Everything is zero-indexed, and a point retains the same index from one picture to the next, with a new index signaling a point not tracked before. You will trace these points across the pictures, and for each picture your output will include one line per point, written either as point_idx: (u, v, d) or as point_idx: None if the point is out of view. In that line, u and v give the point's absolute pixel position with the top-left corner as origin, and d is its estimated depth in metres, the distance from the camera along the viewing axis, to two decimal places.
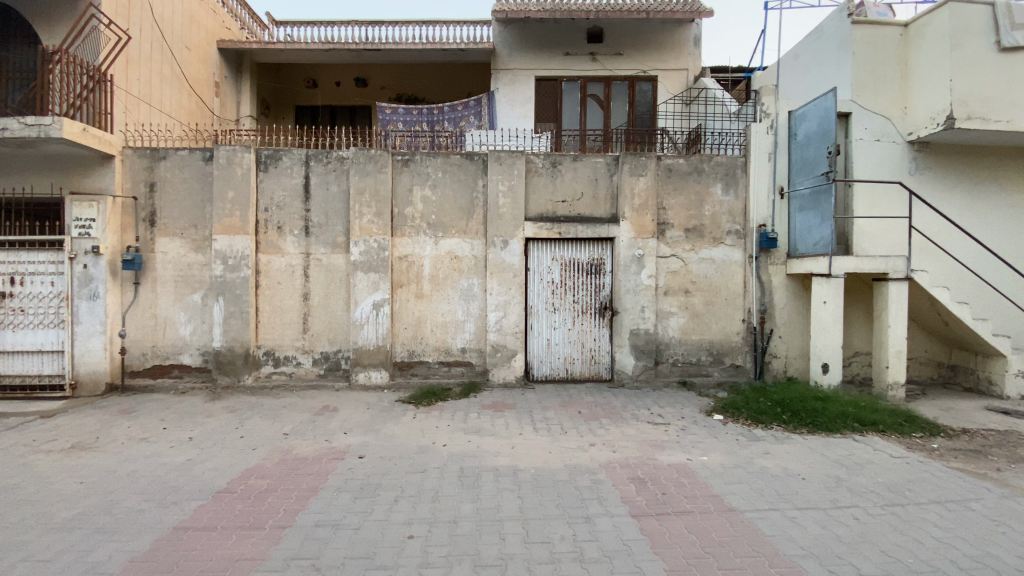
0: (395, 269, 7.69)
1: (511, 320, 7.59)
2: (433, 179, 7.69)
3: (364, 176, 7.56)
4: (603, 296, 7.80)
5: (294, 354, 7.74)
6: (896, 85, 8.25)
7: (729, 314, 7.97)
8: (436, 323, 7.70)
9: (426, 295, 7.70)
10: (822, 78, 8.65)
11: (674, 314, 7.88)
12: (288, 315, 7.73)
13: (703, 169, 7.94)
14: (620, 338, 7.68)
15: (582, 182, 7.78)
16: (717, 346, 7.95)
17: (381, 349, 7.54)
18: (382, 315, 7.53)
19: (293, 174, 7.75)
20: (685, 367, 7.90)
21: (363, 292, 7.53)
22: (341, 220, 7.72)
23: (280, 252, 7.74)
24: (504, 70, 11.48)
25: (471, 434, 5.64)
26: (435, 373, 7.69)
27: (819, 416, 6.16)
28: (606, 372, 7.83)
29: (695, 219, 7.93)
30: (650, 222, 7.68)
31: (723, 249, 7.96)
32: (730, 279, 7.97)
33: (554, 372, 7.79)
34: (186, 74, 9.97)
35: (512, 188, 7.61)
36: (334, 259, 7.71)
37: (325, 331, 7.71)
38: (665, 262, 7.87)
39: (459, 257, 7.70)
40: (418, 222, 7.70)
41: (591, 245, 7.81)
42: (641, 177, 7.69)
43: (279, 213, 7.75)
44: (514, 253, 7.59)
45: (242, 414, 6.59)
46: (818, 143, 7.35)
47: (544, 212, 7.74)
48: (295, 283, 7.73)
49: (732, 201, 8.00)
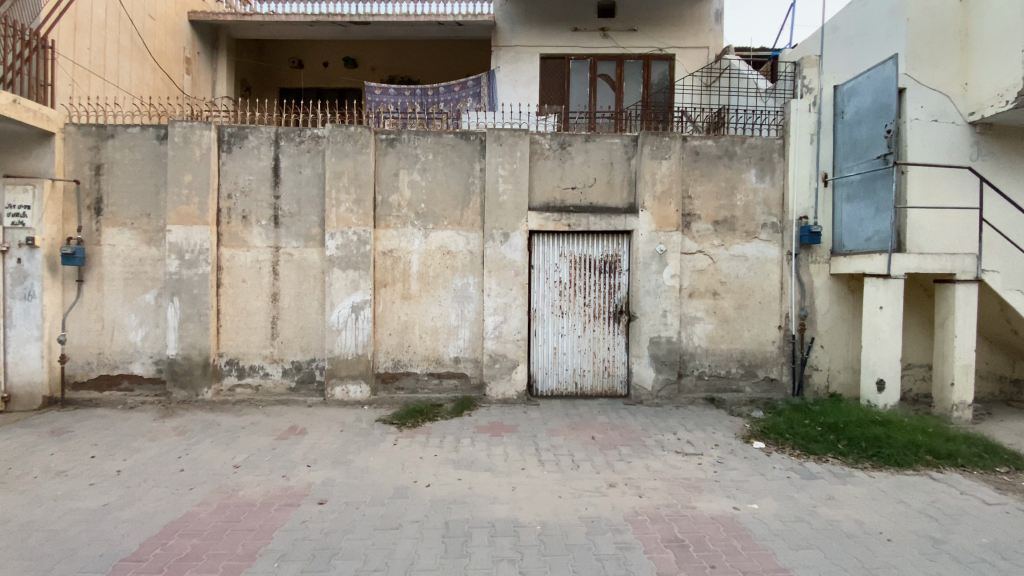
0: (377, 265, 6.62)
1: (512, 326, 6.52)
2: (422, 162, 6.62)
3: (343, 157, 6.51)
4: (619, 299, 6.74)
5: (261, 364, 6.68)
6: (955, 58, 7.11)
7: (763, 320, 6.91)
8: (425, 329, 6.64)
9: (414, 297, 6.65)
10: (868, 51, 7.55)
11: (700, 321, 6.81)
12: (255, 318, 6.69)
13: (734, 153, 6.87)
14: (639, 348, 6.59)
15: (594, 166, 6.71)
16: (749, 358, 6.90)
17: (361, 359, 6.48)
18: (363, 320, 6.48)
19: (260, 156, 6.69)
20: (712, 381, 6.84)
21: (341, 293, 6.48)
22: (315, 208, 6.65)
23: (245, 246, 6.69)
24: (506, 47, 10.40)
25: (462, 469, 4.61)
26: (424, 387, 6.63)
27: (883, 446, 5.11)
28: (621, 387, 6.78)
29: (724, 210, 6.86)
30: (673, 213, 6.61)
31: (757, 245, 6.89)
32: (764, 280, 6.90)
33: (562, 386, 6.73)
34: (149, 46, 8.89)
35: (514, 173, 6.54)
36: (307, 254, 6.65)
37: (297, 337, 6.66)
38: (690, 260, 6.78)
39: (452, 253, 6.64)
40: (405, 212, 6.63)
41: (605, 239, 6.74)
42: (664, 161, 6.62)
43: (244, 201, 6.69)
44: (516, 248, 6.52)
45: (192, 438, 5.56)
46: (873, 121, 6.29)
47: (550, 201, 6.67)
48: (262, 281, 6.68)
49: (768, 189, 6.92)
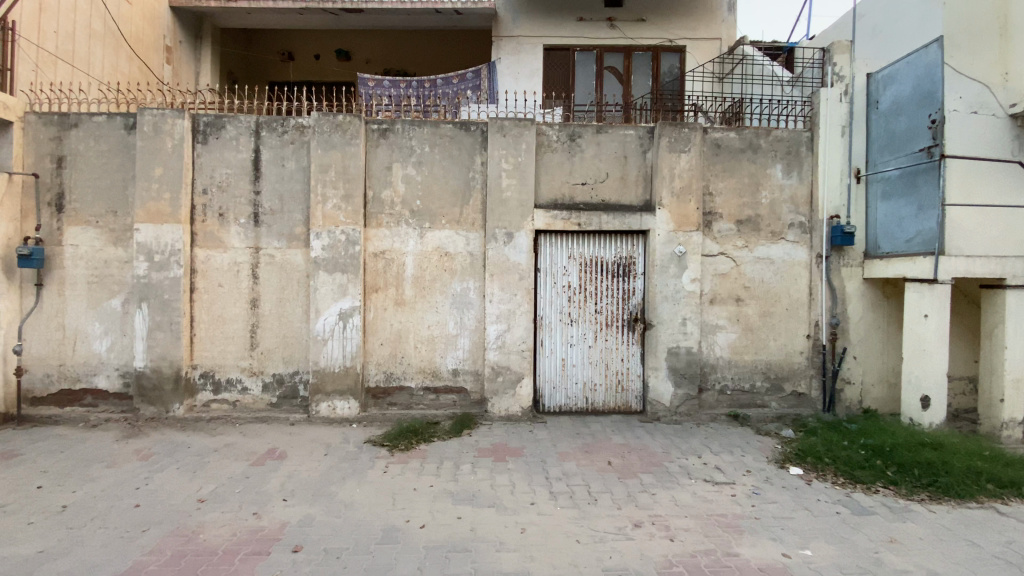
0: (367, 268, 5.99)
1: (516, 336, 5.90)
2: (418, 154, 6.01)
3: (330, 149, 5.89)
4: (633, 305, 6.14)
5: (238, 377, 6.05)
6: (1002, 31, 5.65)
7: (790, 329, 6.32)
8: (421, 339, 6.02)
9: (408, 303, 6.02)
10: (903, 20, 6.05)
11: (722, 329, 6.22)
12: (232, 326, 6.05)
13: (759, 146, 6.30)
14: (656, 359, 5.98)
15: (606, 160, 6.11)
16: (775, 370, 6.30)
17: (350, 372, 5.85)
18: (351, 329, 5.84)
19: (239, 148, 6.07)
20: (735, 396, 6.24)
21: (327, 299, 5.84)
22: (299, 205, 6.02)
23: (222, 247, 6.05)
24: (508, 37, 9.81)
25: (463, 504, 3.99)
26: (419, 403, 6.01)
27: (939, 474, 4.52)
28: (636, 403, 6.16)
29: (748, 208, 6.27)
30: (694, 212, 6.02)
31: (784, 247, 6.31)
32: (792, 285, 6.31)
33: (571, 401, 6.12)
34: (123, 32, 8.26)
35: (519, 167, 5.94)
36: (290, 256, 6.01)
37: (279, 348, 6.02)
38: (711, 263, 6.19)
39: (451, 254, 6.03)
40: (399, 209, 6.01)
41: (618, 240, 6.14)
42: (683, 155, 6.03)
43: (221, 197, 6.07)
44: (521, 249, 5.92)
45: (157, 464, 4.92)
46: (914, 112, 5.74)
47: (558, 199, 6.07)
48: (241, 286, 6.04)
49: (796, 186, 6.35)
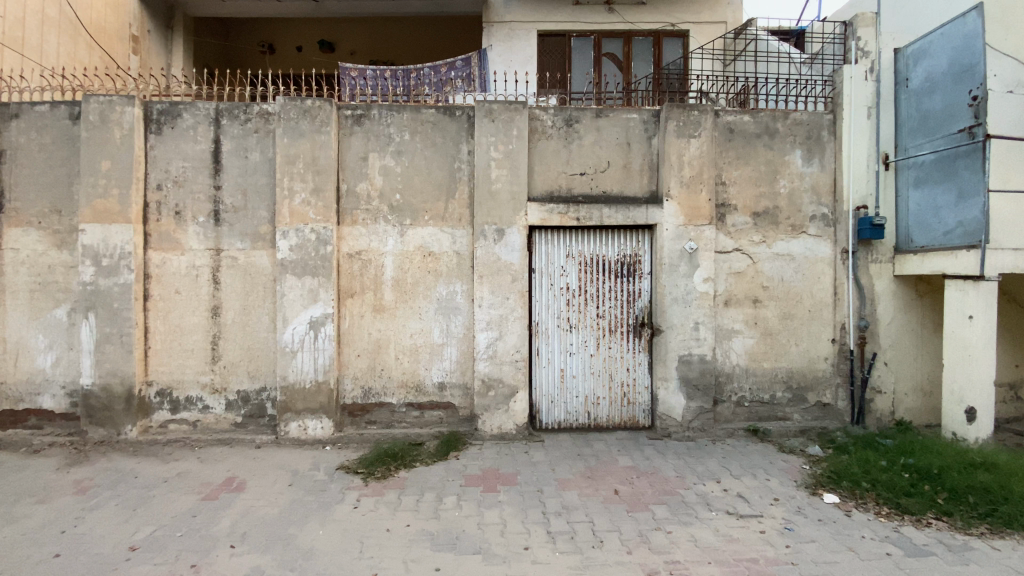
0: (341, 271, 5.33)
1: (510, 344, 5.25)
2: (397, 143, 5.37)
3: (297, 137, 5.25)
4: (640, 309, 5.49)
5: (199, 395, 5.41)
6: None
7: (813, 332, 5.69)
8: (402, 349, 5.37)
9: (388, 309, 5.37)
10: None
11: (739, 334, 5.59)
12: (190, 338, 5.40)
13: (776, 131, 5.68)
14: (666, 369, 5.33)
15: (607, 147, 5.48)
16: (797, 378, 5.67)
17: (322, 388, 5.21)
18: (323, 339, 5.19)
19: (197, 138, 5.44)
20: (753, 408, 5.61)
21: (295, 306, 5.20)
22: (264, 201, 5.38)
23: (178, 249, 5.40)
24: (499, 23, 9.18)
25: (443, 551, 3.37)
26: (402, 421, 5.35)
27: (999, 503, 3.90)
28: (644, 418, 5.49)
29: (765, 199, 5.64)
30: (705, 204, 5.39)
31: (805, 241, 5.69)
32: (815, 285, 5.69)
33: (571, 417, 5.44)
34: (82, 18, 7.61)
35: (510, 155, 5.30)
36: (255, 258, 5.36)
37: (244, 361, 5.38)
38: (726, 260, 5.56)
39: (435, 254, 5.38)
40: (376, 204, 5.35)
41: (621, 237, 5.49)
42: (692, 140, 5.42)
43: (177, 193, 5.42)
44: (513, 248, 5.28)
45: (96, 500, 4.28)
46: (950, 87, 5.13)
47: (554, 190, 5.43)
48: (200, 292, 5.39)
49: (817, 174, 5.74)
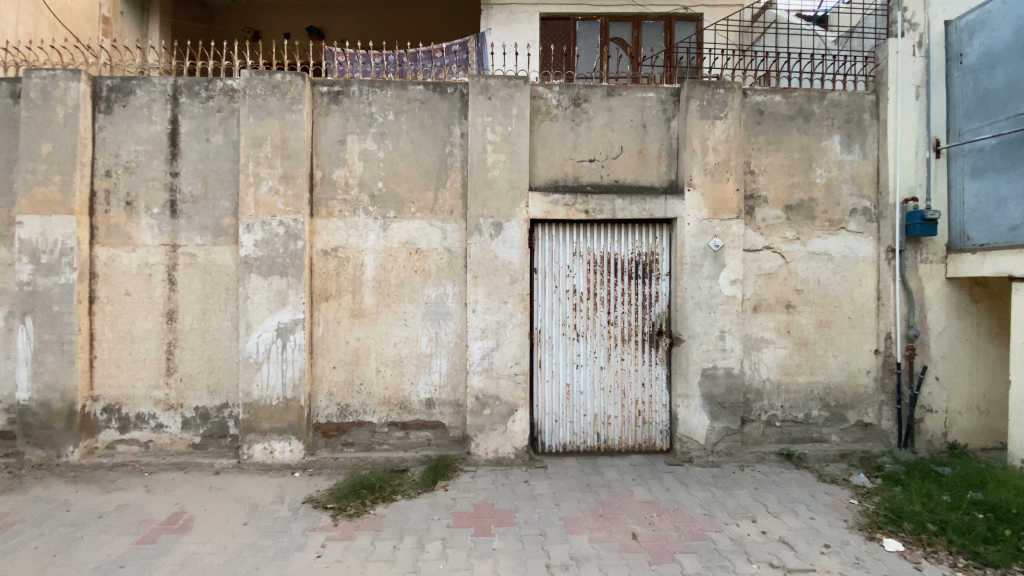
0: (315, 270, 4.64)
1: (507, 355, 4.55)
2: (380, 124, 4.69)
3: (264, 117, 4.57)
4: (657, 315, 4.79)
5: (151, 412, 4.73)
6: None
7: (854, 342, 4.99)
8: (385, 360, 4.67)
9: (368, 315, 4.67)
10: None
11: (770, 345, 4.88)
12: (142, 346, 4.72)
13: (811, 113, 5.00)
14: (688, 385, 4.63)
15: (621, 130, 4.79)
16: (836, 395, 4.98)
17: (291, 406, 4.52)
18: (292, 348, 4.50)
19: (152, 119, 4.77)
20: (786, 429, 4.91)
21: (261, 311, 4.52)
22: (227, 190, 4.71)
23: (129, 244, 4.73)
24: (498, 4, 8.51)
25: None
26: (383, 443, 4.66)
27: None
28: (662, 440, 4.78)
29: (800, 190, 4.95)
30: (733, 194, 4.70)
31: (844, 238, 4.99)
32: (856, 288, 4.99)
33: (579, 439, 4.74)
34: None
35: (509, 137, 4.59)
36: (216, 255, 4.68)
37: (203, 373, 4.70)
38: (755, 260, 4.86)
39: (422, 251, 4.69)
40: (355, 193, 4.66)
41: (636, 233, 4.78)
42: (717, 122, 4.73)
43: (129, 180, 4.75)
44: (512, 244, 4.57)
45: (14, 540, 3.60)
46: (1016, 62, 4.44)
47: (559, 179, 4.75)
48: (153, 294, 4.72)
49: (857, 163, 5.06)
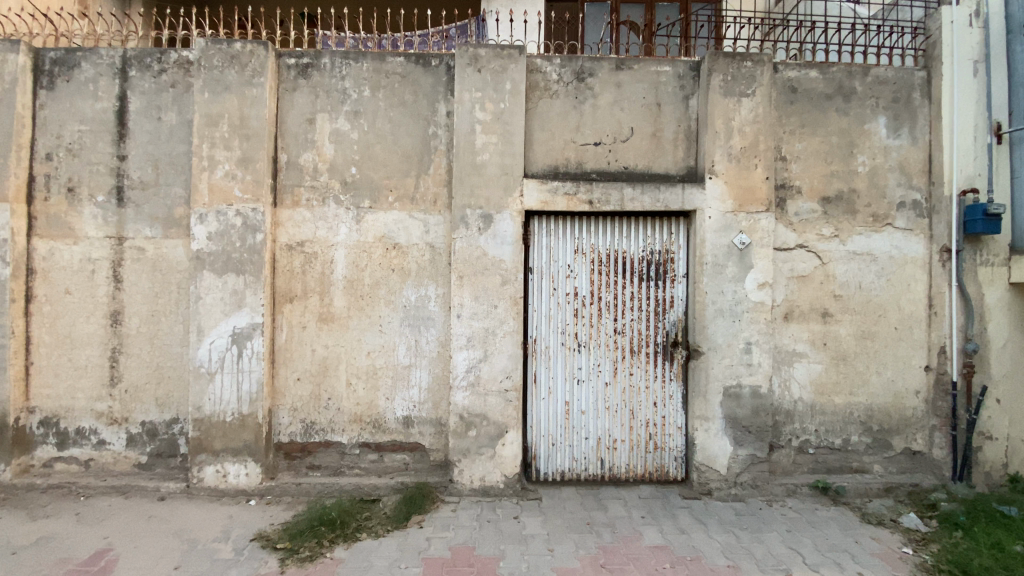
0: (278, 268, 4.05)
1: (497, 369, 3.92)
2: (354, 100, 4.09)
3: (220, 91, 3.99)
4: (671, 323, 4.13)
5: (93, 426, 4.17)
6: None
7: (901, 357, 4.30)
8: (356, 372, 4.06)
9: (337, 319, 4.06)
10: None
11: (803, 359, 4.21)
12: (84, 352, 4.16)
13: (852, 91, 4.33)
14: (707, 405, 3.97)
15: (631, 109, 4.15)
16: (879, 418, 4.30)
17: (248, 423, 3.93)
18: (249, 358, 3.92)
19: (98, 95, 4.22)
20: (821, 457, 4.23)
21: (214, 314, 3.93)
22: (182, 176, 4.16)
23: (71, 236, 4.17)
24: None
25: None
26: (354, 467, 4.05)
27: None
28: (677, 468, 4.12)
29: (839, 180, 4.27)
30: (762, 184, 4.03)
31: (890, 236, 4.30)
32: (903, 294, 4.30)
33: (579, 465, 4.09)
34: None
35: (501, 116, 3.95)
36: (167, 249, 4.12)
37: (151, 383, 4.13)
38: (786, 261, 4.19)
39: (400, 247, 4.06)
40: (324, 180, 4.06)
41: (648, 228, 4.13)
42: (744, 100, 4.07)
43: (71, 164, 4.20)
44: (504, 239, 3.94)
45: None
46: None
47: (559, 165, 4.11)
48: (97, 292, 4.16)
49: (905, 149, 4.37)
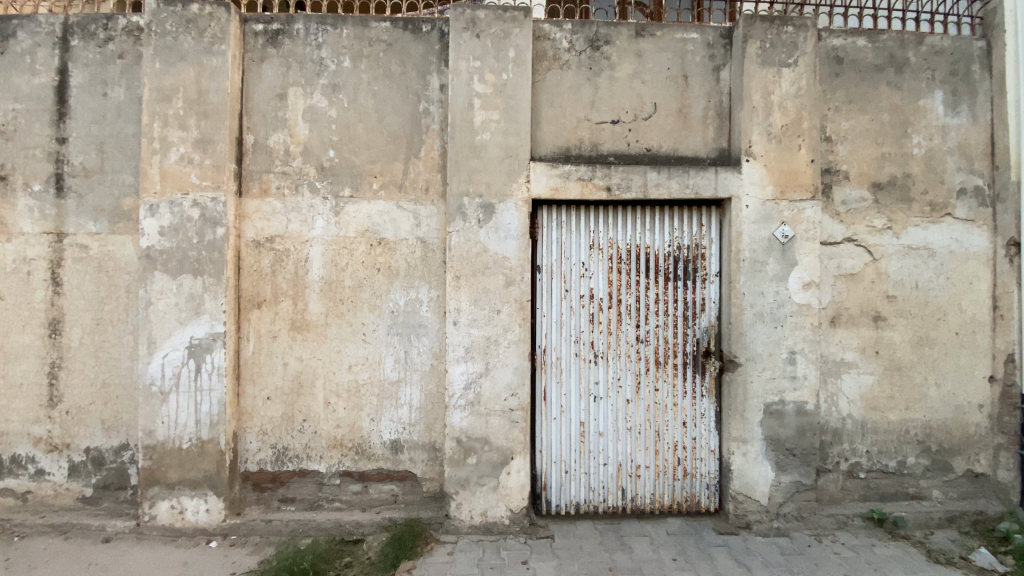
0: (244, 268, 3.47)
1: (500, 384, 3.35)
2: (331, 72, 3.51)
3: (174, 60, 3.39)
4: (702, 330, 3.57)
5: (29, 454, 3.57)
6: None
7: (963, 367, 3.75)
8: (336, 389, 3.48)
9: (313, 328, 3.48)
10: None
11: (852, 370, 3.65)
12: (17, 367, 3.56)
13: (905, 62, 3.77)
14: (746, 425, 3.42)
15: (653, 83, 3.58)
16: (938, 437, 3.74)
17: (208, 451, 3.34)
18: (209, 373, 3.33)
19: (34, 67, 3.62)
20: (873, 483, 3.68)
21: (167, 322, 3.34)
22: (132, 162, 3.59)
23: (3, 232, 3.57)
24: None
25: None
26: (334, 500, 3.48)
27: None
28: (709, 498, 3.56)
29: (891, 164, 3.72)
30: (806, 167, 3.47)
31: (949, 228, 3.75)
32: (964, 294, 3.75)
33: (597, 494, 3.52)
34: None
35: (503, 88, 3.38)
36: (114, 247, 3.55)
37: (96, 403, 3.55)
38: (832, 257, 3.64)
39: (386, 243, 3.48)
40: (297, 164, 3.48)
41: (675, 220, 3.58)
42: (785, 71, 3.50)
43: (3, 148, 3.60)
44: (508, 233, 3.37)
45: None
46: None
47: (571, 147, 3.54)
48: (33, 297, 3.56)
49: (965, 129, 3.81)
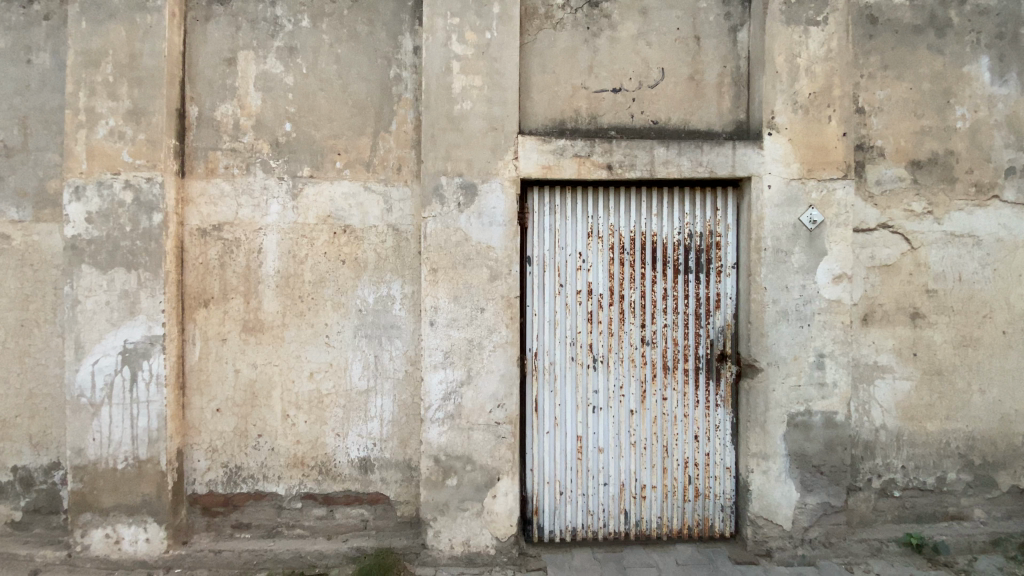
0: (189, 262, 3.01)
1: (484, 394, 2.90)
2: (287, 33, 3.02)
3: (102, 18, 2.89)
4: (716, 330, 3.11)
5: None
6: None
7: (1010, 372, 3.29)
8: (295, 400, 3.03)
9: (269, 330, 3.02)
10: None
11: (887, 375, 3.21)
12: None
13: (947, 23, 3.28)
14: (767, 439, 2.98)
15: (661, 45, 3.10)
16: (982, 451, 3.28)
17: (147, 472, 2.89)
18: (146, 383, 2.88)
19: None
20: (908, 502, 3.24)
21: (97, 324, 2.88)
22: (60, 139, 3.12)
23: None
24: None
25: None
26: (294, 526, 3.04)
27: None
28: (724, 521, 3.13)
29: (931, 139, 3.25)
30: (837, 142, 3.00)
31: (996, 213, 3.28)
32: (1012, 288, 3.29)
33: (596, 518, 3.09)
34: None
35: (486, 50, 2.90)
36: (40, 236, 3.08)
37: (22, 416, 3.09)
38: (864, 246, 3.19)
39: (352, 231, 3.02)
40: (248, 140, 3.01)
41: (685, 204, 3.11)
42: (813, 30, 3.01)
43: None
44: (493, 219, 2.90)
45: None
46: None
47: (565, 119, 3.07)
48: None
49: (1015, 99, 3.31)
